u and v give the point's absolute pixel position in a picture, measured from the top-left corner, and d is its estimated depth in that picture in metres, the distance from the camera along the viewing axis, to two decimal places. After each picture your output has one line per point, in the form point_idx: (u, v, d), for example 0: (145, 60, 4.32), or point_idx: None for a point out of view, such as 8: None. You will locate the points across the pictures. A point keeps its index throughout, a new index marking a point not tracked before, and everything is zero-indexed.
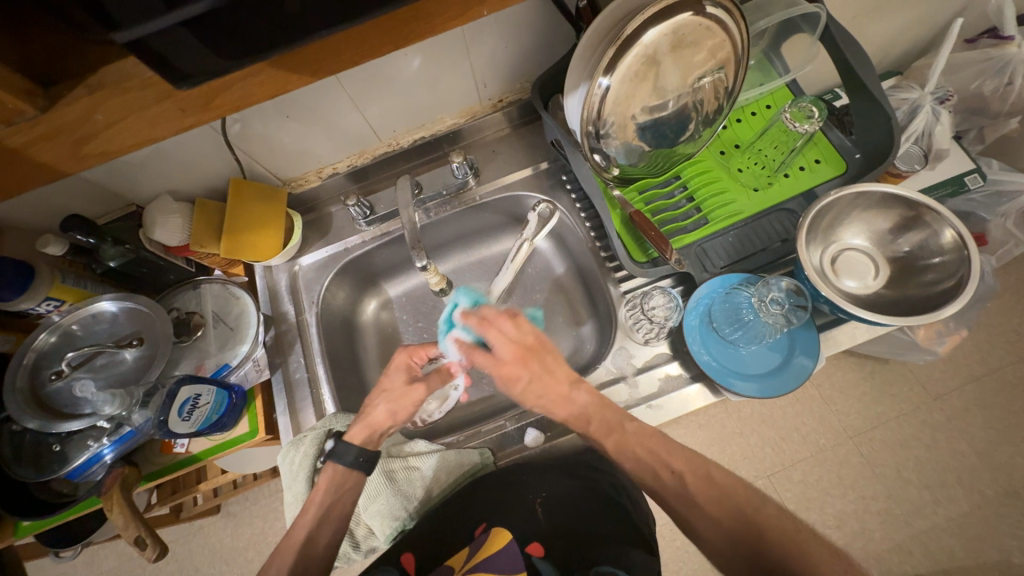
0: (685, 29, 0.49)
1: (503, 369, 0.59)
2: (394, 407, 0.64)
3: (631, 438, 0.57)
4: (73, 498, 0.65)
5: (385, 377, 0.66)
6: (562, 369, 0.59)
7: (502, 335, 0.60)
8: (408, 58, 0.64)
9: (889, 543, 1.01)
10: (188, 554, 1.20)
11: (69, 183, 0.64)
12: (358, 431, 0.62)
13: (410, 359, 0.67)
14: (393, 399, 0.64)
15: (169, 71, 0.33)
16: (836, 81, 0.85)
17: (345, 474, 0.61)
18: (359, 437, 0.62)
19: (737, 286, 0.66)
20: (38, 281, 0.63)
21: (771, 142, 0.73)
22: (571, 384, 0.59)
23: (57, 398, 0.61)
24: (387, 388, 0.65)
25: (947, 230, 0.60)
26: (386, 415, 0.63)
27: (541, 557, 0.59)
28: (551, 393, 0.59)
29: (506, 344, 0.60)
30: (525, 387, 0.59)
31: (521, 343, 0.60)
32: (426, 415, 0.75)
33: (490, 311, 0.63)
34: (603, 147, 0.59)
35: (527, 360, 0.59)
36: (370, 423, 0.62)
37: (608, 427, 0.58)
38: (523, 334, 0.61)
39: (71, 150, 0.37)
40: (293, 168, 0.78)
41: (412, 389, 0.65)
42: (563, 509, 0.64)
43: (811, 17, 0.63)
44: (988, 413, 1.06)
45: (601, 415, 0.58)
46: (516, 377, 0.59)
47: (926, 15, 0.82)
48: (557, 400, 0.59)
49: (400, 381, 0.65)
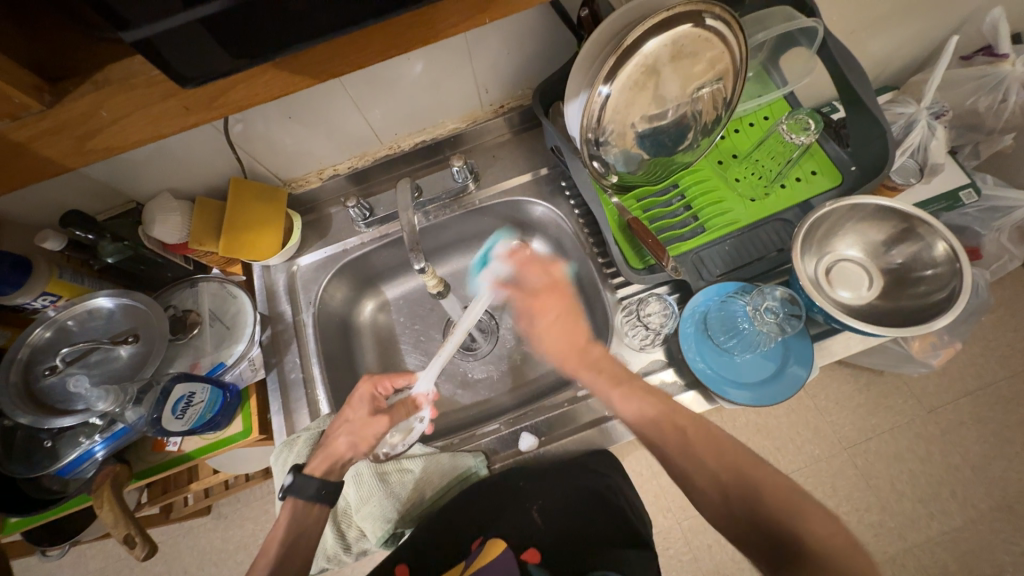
0: (684, 40, 0.50)
1: (535, 300, 0.70)
2: (355, 438, 0.65)
3: (637, 392, 0.60)
4: (62, 495, 0.65)
5: (348, 408, 0.66)
6: (577, 315, 0.68)
7: (537, 267, 0.71)
8: (410, 62, 0.65)
9: (883, 556, 1.01)
10: (177, 555, 1.19)
11: (69, 179, 0.64)
12: (319, 463, 0.63)
13: (371, 390, 0.68)
14: (354, 430, 0.65)
15: (172, 69, 0.33)
16: (834, 94, 0.86)
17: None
18: (320, 469, 0.63)
19: (733, 294, 0.66)
20: (35, 276, 0.63)
21: (768, 153, 0.74)
22: (586, 340, 0.65)
23: (51, 394, 0.61)
24: (347, 421, 0.66)
25: (940, 243, 0.60)
26: (347, 446, 0.65)
27: (537, 562, 0.56)
28: (569, 338, 0.66)
29: (542, 280, 0.70)
30: (549, 325, 0.68)
31: (555, 282, 0.70)
32: (390, 449, 0.69)
33: (529, 250, 0.74)
34: (602, 154, 0.60)
35: (554, 294, 0.69)
36: (332, 453, 0.63)
37: (614, 380, 0.61)
38: (553, 273, 0.71)
39: (75, 145, 0.37)
40: (293, 168, 0.78)
41: (374, 421, 0.67)
42: (563, 514, 0.63)
43: (808, 31, 0.64)
44: (983, 427, 1.06)
45: (607, 368, 0.62)
46: (545, 311, 0.69)
47: (922, 32, 0.83)
48: (570, 345, 0.66)
49: (360, 414, 0.66)
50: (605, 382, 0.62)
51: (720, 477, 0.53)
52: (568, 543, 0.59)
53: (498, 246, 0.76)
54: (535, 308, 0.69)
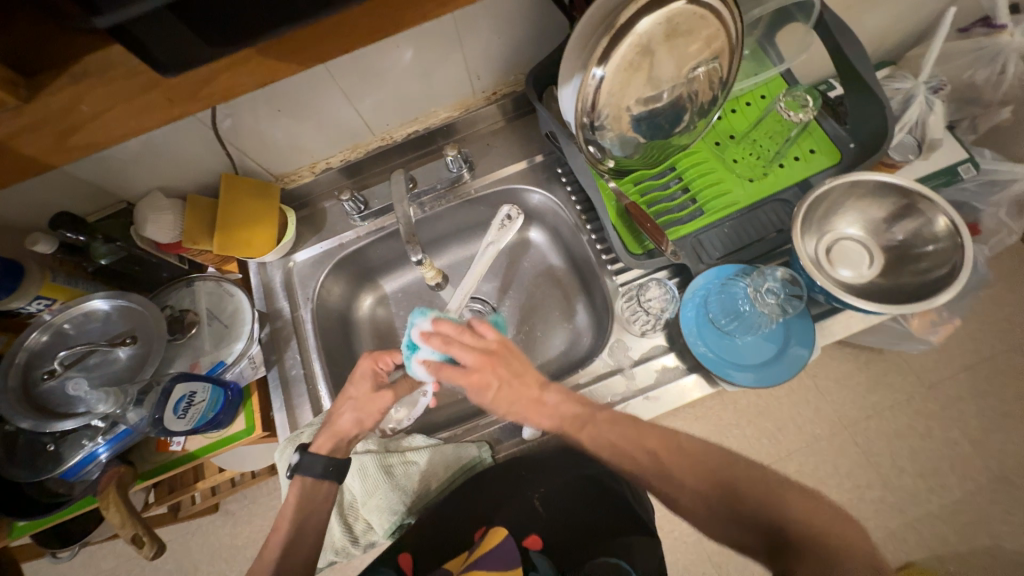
0: (679, 18, 0.48)
1: (472, 378, 0.57)
2: (360, 415, 0.63)
3: (602, 425, 0.58)
4: (69, 497, 0.65)
5: (350, 384, 0.65)
6: (527, 368, 0.60)
7: (468, 345, 0.58)
8: (399, 50, 0.63)
9: (884, 531, 1.02)
10: (187, 553, 1.20)
11: (58, 179, 0.63)
12: (324, 441, 0.62)
13: (374, 364, 0.66)
14: (359, 407, 0.64)
15: (151, 59, 0.32)
16: (831, 71, 0.85)
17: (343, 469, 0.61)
18: (326, 447, 0.63)
19: (734, 276, 0.66)
20: (28, 280, 0.62)
21: (766, 133, 0.74)
22: (541, 386, 0.59)
23: (51, 397, 0.61)
24: (350, 396, 0.64)
25: (941, 218, 0.60)
26: (352, 423, 0.63)
27: (538, 549, 0.62)
28: (521, 399, 0.58)
29: (475, 350, 0.58)
30: (496, 396, 0.58)
31: (490, 349, 0.59)
32: (395, 424, 0.75)
33: (446, 325, 0.60)
34: (598, 139, 0.59)
35: (492, 366, 0.58)
36: (337, 432, 0.63)
37: (578, 422, 0.58)
38: (484, 339, 0.60)
39: (57, 141, 0.37)
40: (285, 163, 0.77)
41: (378, 396, 0.64)
42: (561, 501, 0.66)
43: (805, 5, 0.63)
44: (981, 401, 1.07)
45: (569, 412, 0.59)
46: (485, 385, 0.58)
47: (920, 4, 0.82)
48: (525, 402, 0.59)
49: (364, 389, 0.64)
50: (564, 428, 0.58)
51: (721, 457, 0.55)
52: (562, 530, 0.65)
53: (416, 325, 0.64)
54: (472, 390, 0.58)
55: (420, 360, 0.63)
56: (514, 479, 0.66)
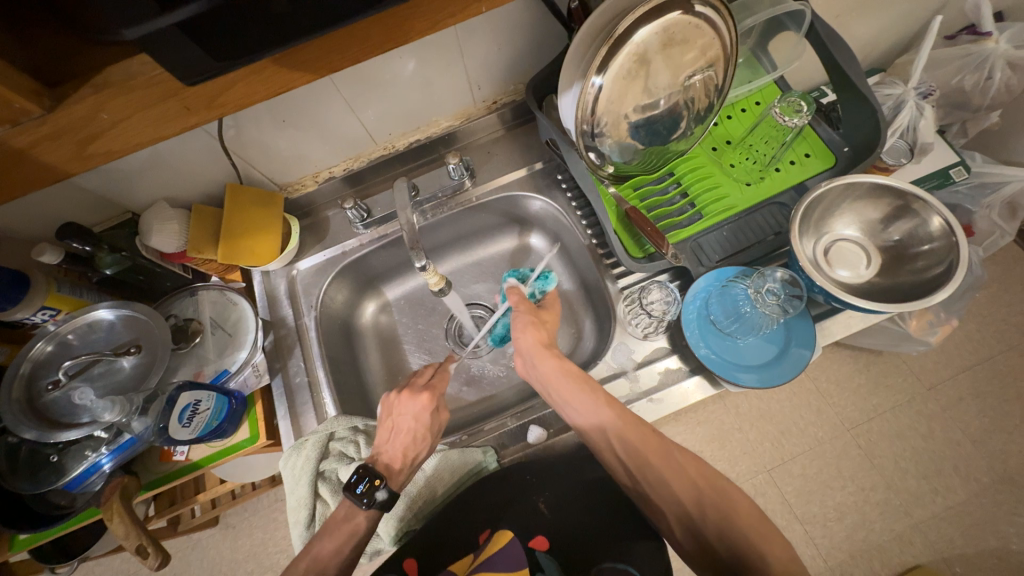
0: (674, 28, 0.50)
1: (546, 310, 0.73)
2: (431, 444, 0.65)
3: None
4: (71, 510, 0.64)
5: (404, 410, 0.65)
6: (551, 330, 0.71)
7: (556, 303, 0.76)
8: (402, 61, 0.65)
9: (890, 534, 1.02)
10: (187, 568, 1.19)
11: (65, 191, 0.64)
12: (400, 472, 0.62)
13: (431, 395, 0.66)
14: (430, 437, 0.65)
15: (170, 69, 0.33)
16: (822, 78, 0.87)
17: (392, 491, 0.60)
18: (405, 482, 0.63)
19: (733, 279, 0.67)
20: (33, 291, 0.62)
21: (762, 138, 0.75)
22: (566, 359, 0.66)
23: (55, 407, 0.61)
24: (409, 424, 0.64)
25: (936, 218, 0.61)
26: (424, 453, 0.65)
27: (545, 550, 0.62)
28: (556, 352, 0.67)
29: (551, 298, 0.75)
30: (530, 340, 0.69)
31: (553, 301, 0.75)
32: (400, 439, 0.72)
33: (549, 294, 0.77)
34: (598, 145, 0.60)
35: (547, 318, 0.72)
36: (404, 454, 0.63)
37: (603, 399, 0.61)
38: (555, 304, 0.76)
39: (75, 149, 0.37)
40: (289, 172, 0.78)
41: (439, 422, 0.67)
42: (565, 507, 0.65)
43: (796, 15, 0.65)
44: (982, 402, 1.08)
45: (572, 371, 0.63)
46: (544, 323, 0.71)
47: (908, 13, 0.84)
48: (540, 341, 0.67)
49: (424, 417, 0.65)
50: (568, 379, 0.62)
51: (691, 473, 0.57)
52: (570, 537, 0.63)
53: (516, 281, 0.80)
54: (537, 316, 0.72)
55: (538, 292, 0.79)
56: (517, 483, 0.66)
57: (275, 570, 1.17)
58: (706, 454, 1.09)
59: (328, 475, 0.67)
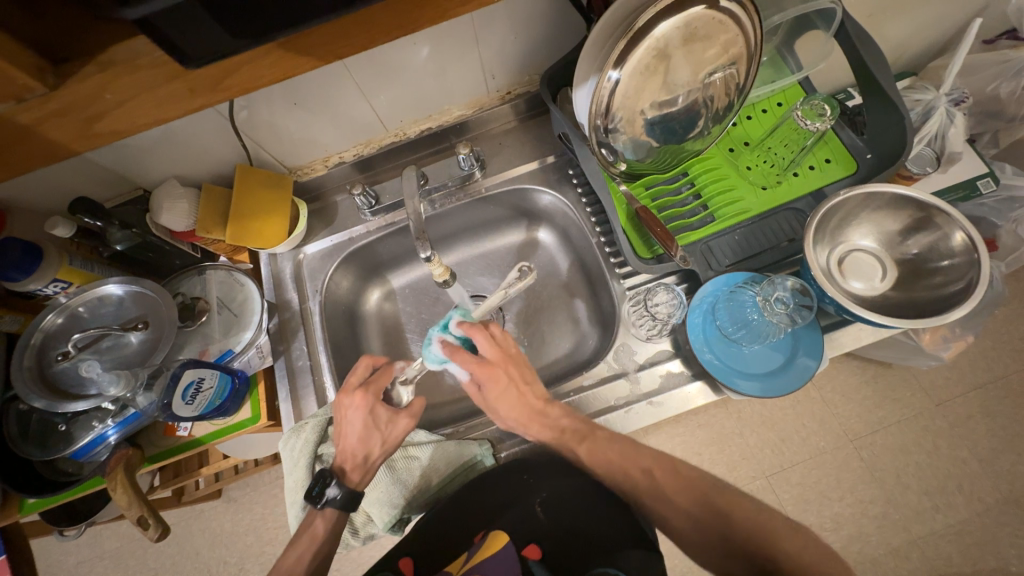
0: (697, 23, 0.48)
1: (484, 371, 0.63)
2: (386, 445, 0.63)
3: (602, 442, 0.62)
4: (78, 477, 0.66)
5: (345, 418, 0.63)
6: (534, 385, 0.64)
7: (489, 339, 0.63)
8: (417, 47, 0.64)
9: (886, 548, 1.01)
10: (189, 537, 1.22)
11: (77, 165, 0.64)
12: (354, 471, 0.63)
13: (370, 399, 0.63)
14: (380, 438, 0.63)
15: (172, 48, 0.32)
16: (849, 80, 0.84)
17: (345, 490, 0.61)
18: (362, 478, 0.63)
19: (743, 284, 0.65)
20: (46, 263, 0.63)
21: (781, 140, 0.73)
22: (545, 402, 0.64)
23: (63, 378, 0.62)
24: (351, 426, 0.62)
25: (959, 233, 0.58)
26: (380, 452, 0.63)
27: (537, 558, 0.61)
28: (517, 404, 0.63)
29: (493, 351, 0.64)
30: (497, 396, 0.63)
31: (503, 356, 0.64)
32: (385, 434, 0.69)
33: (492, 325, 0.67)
34: (611, 141, 0.59)
35: (499, 368, 0.63)
36: (355, 453, 0.62)
37: (580, 436, 0.62)
38: (506, 343, 0.66)
39: (81, 128, 0.37)
40: (300, 155, 0.78)
41: (396, 424, 0.64)
42: (563, 509, 0.64)
43: (826, 13, 0.62)
44: (992, 421, 1.05)
45: (571, 429, 0.63)
46: (494, 381, 0.63)
47: (946, 14, 0.81)
48: (528, 412, 0.63)
49: (364, 419, 0.62)
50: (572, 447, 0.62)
51: None
52: (564, 539, 0.63)
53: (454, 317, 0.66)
54: (486, 382, 0.63)
55: (440, 342, 0.64)
56: (517, 483, 0.65)
57: (273, 545, 1.20)
58: (704, 456, 1.09)
59: (324, 459, 0.68)
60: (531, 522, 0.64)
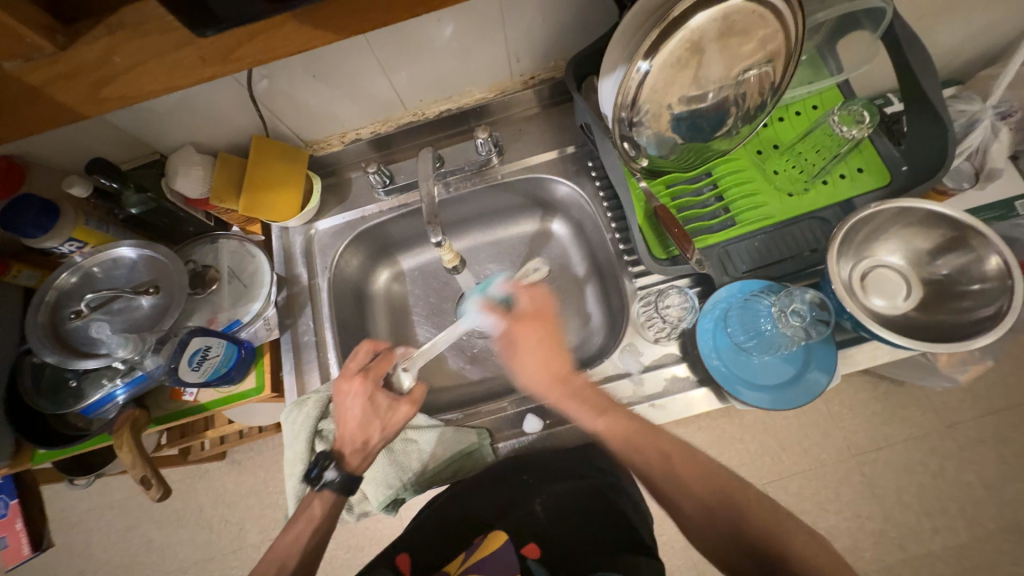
0: (736, 15, 0.45)
1: (518, 325, 0.67)
2: (386, 430, 0.63)
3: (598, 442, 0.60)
4: (86, 432, 0.67)
5: (345, 402, 0.63)
6: (560, 346, 0.65)
7: (533, 294, 0.68)
8: (441, 24, 0.62)
9: (878, 564, 1.00)
10: (193, 494, 1.26)
11: (95, 125, 0.64)
12: (353, 456, 0.62)
13: (368, 386, 0.63)
14: (380, 423, 0.63)
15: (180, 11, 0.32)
16: (891, 85, 0.80)
17: (342, 474, 0.61)
18: (362, 465, 0.63)
19: (758, 293, 0.63)
20: (62, 221, 0.64)
21: (813, 146, 0.70)
22: (569, 370, 0.63)
23: (77, 336, 0.64)
24: (351, 411, 0.63)
25: (994, 257, 0.56)
26: (379, 438, 0.63)
27: (536, 558, 0.59)
28: (550, 361, 0.64)
29: (529, 306, 0.68)
30: (530, 348, 0.65)
31: (541, 310, 0.67)
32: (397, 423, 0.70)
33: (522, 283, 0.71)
34: (634, 136, 0.56)
35: (539, 322, 0.67)
36: (354, 438, 0.62)
37: (599, 409, 0.60)
38: (545, 301, 0.68)
39: (89, 91, 0.37)
40: (316, 129, 0.77)
41: (396, 411, 0.63)
42: (563, 510, 0.64)
43: (875, 13, 0.59)
44: (1003, 448, 1.02)
45: (591, 399, 0.61)
46: (526, 336, 0.66)
47: (1003, 20, 0.76)
48: (551, 372, 0.63)
49: (363, 405, 0.63)
50: (587, 413, 0.60)
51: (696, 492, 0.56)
52: (562, 540, 0.61)
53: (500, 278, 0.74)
54: (519, 336, 0.66)
55: (479, 300, 0.70)
56: (516, 484, 0.67)
57: (273, 509, 1.23)
58: None
59: (324, 434, 0.68)
60: (531, 521, 0.64)
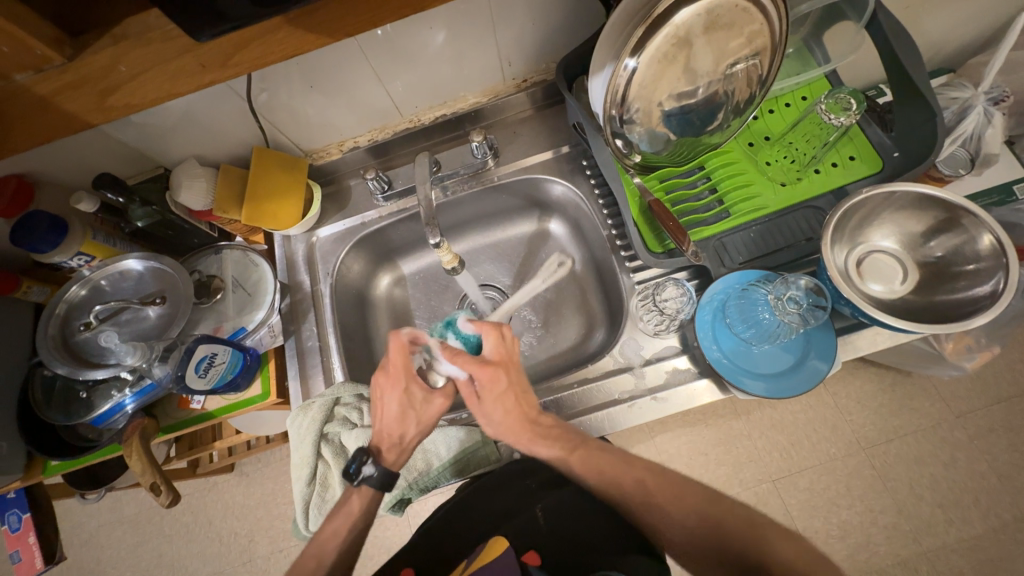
0: (719, 10, 0.46)
1: (485, 373, 0.59)
2: (421, 425, 0.63)
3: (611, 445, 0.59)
4: (96, 442, 0.68)
5: (383, 397, 0.62)
6: (525, 389, 0.61)
7: (497, 338, 0.61)
8: (432, 32, 0.63)
9: (894, 558, 0.98)
10: (202, 508, 1.27)
11: (102, 141, 0.66)
12: (390, 451, 0.63)
13: (404, 381, 0.62)
14: (415, 419, 0.62)
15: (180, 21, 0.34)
16: (880, 75, 0.81)
17: (380, 470, 0.61)
18: (400, 460, 0.63)
19: (755, 283, 0.63)
20: (70, 237, 0.66)
21: (803, 135, 0.71)
22: (535, 410, 0.61)
23: (86, 347, 0.65)
24: (387, 407, 0.62)
25: (986, 235, 0.56)
26: (415, 432, 0.63)
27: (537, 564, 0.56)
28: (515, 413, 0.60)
29: (494, 354, 0.61)
30: (493, 402, 0.60)
31: (508, 354, 0.61)
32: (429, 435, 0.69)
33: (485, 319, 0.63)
34: (626, 132, 0.57)
35: (497, 374, 0.60)
36: (392, 434, 0.62)
37: (569, 447, 0.58)
38: (508, 348, 0.62)
39: (97, 101, 0.39)
40: (316, 139, 0.78)
41: (431, 405, 0.62)
42: (564, 516, 0.62)
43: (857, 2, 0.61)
44: (1014, 436, 1.01)
45: (559, 437, 0.59)
46: (491, 385, 0.60)
47: (989, 8, 0.77)
48: (517, 416, 0.60)
49: (399, 400, 0.62)
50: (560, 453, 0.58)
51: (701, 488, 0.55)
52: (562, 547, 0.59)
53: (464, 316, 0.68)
54: (484, 387, 0.60)
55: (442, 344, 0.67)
56: (520, 489, 0.66)
57: (282, 520, 1.23)
58: (709, 456, 1.08)
59: (330, 438, 0.69)
60: (533, 528, 0.61)
